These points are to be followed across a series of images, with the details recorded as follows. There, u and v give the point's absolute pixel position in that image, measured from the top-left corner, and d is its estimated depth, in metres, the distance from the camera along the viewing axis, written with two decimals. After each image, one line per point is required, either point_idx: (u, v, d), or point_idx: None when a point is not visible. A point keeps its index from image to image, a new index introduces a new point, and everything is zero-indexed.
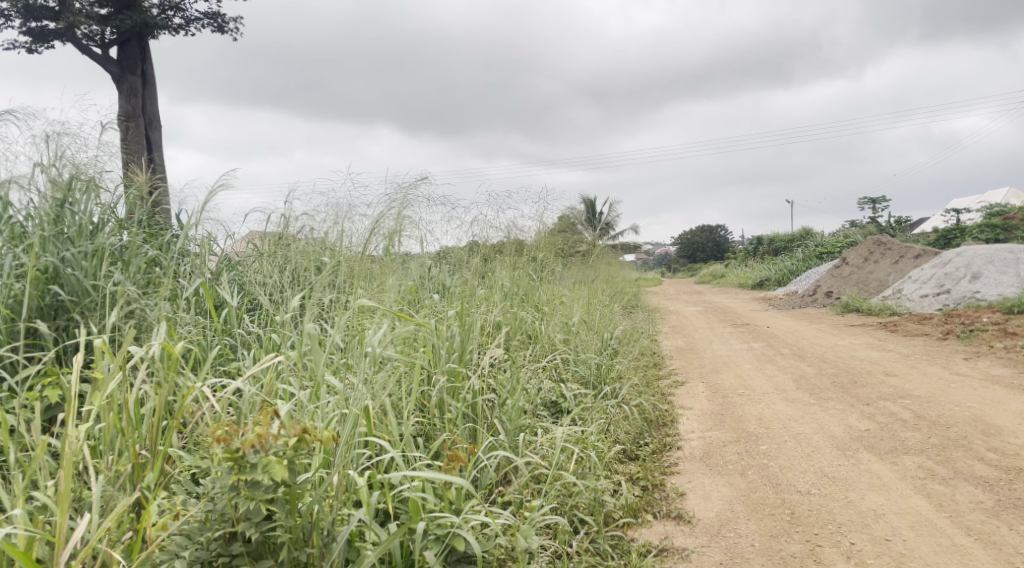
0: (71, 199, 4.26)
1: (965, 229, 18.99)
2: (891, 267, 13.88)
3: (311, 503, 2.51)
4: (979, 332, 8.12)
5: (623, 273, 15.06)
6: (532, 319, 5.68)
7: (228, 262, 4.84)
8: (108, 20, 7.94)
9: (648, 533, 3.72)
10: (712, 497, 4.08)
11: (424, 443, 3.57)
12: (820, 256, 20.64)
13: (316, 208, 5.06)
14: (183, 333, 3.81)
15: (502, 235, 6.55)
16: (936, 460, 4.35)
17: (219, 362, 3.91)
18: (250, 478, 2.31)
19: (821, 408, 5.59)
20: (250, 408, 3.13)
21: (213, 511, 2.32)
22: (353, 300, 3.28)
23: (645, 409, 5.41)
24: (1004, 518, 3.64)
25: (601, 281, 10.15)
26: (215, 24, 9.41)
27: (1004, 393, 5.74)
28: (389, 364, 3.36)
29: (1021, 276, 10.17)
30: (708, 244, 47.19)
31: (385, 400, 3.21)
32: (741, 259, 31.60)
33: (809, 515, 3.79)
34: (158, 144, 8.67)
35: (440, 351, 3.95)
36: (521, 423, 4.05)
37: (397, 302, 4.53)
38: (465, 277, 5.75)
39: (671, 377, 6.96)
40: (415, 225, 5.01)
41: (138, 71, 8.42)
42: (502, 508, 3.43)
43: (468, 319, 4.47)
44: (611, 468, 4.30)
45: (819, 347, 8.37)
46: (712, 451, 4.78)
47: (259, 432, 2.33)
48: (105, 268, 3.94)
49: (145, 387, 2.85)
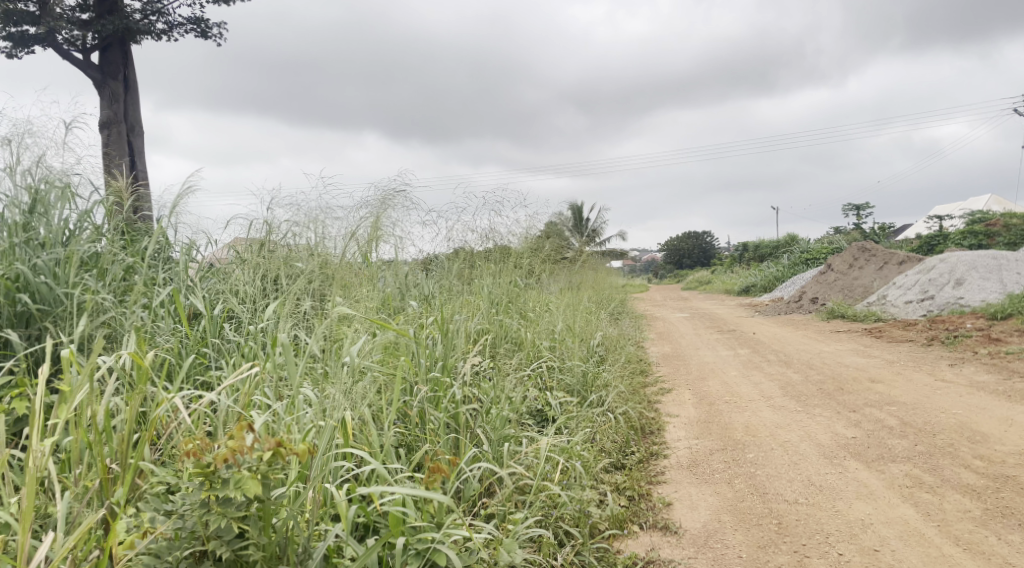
0: (42, 205, 4.16)
1: (947, 235, 19.11)
2: (876, 273, 13.93)
3: (286, 518, 2.43)
4: (963, 338, 8.14)
5: (609, 279, 15.05)
6: (517, 326, 5.63)
7: (208, 270, 4.76)
8: (89, 25, 7.83)
9: (635, 545, 3.66)
10: (699, 507, 4.03)
11: (405, 454, 3.50)
12: (805, 263, 20.75)
13: (297, 215, 4.99)
14: (157, 343, 3.73)
15: (486, 242, 6.50)
16: (923, 468, 4.32)
17: (195, 373, 3.83)
18: (222, 494, 2.25)
19: (807, 416, 5.57)
20: (225, 421, 3.05)
21: (183, 529, 2.24)
22: (331, 309, 3.23)
23: (631, 417, 5.36)
24: (992, 527, 3.61)
25: (588, 288, 10.11)
26: (198, 30, 9.32)
27: (989, 400, 5.75)
28: (367, 374, 3.28)
29: (1004, 283, 10.23)
30: (694, 251, 47.40)
31: (365, 411, 3.16)
32: (727, 265, 31.69)
33: (797, 524, 3.75)
34: (140, 150, 8.54)
35: (421, 360, 3.89)
36: (506, 433, 3.97)
37: (377, 310, 4.46)
38: (449, 286, 5.68)
39: (657, 384, 6.92)
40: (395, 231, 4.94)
41: (120, 77, 8.30)
42: (485, 522, 3.35)
43: (450, 326, 4.41)
44: (597, 477, 4.23)
45: (805, 353, 8.37)
46: (698, 459, 4.72)
47: (231, 446, 2.25)
48: (78, 276, 3.85)
49: (115, 399, 2.78)
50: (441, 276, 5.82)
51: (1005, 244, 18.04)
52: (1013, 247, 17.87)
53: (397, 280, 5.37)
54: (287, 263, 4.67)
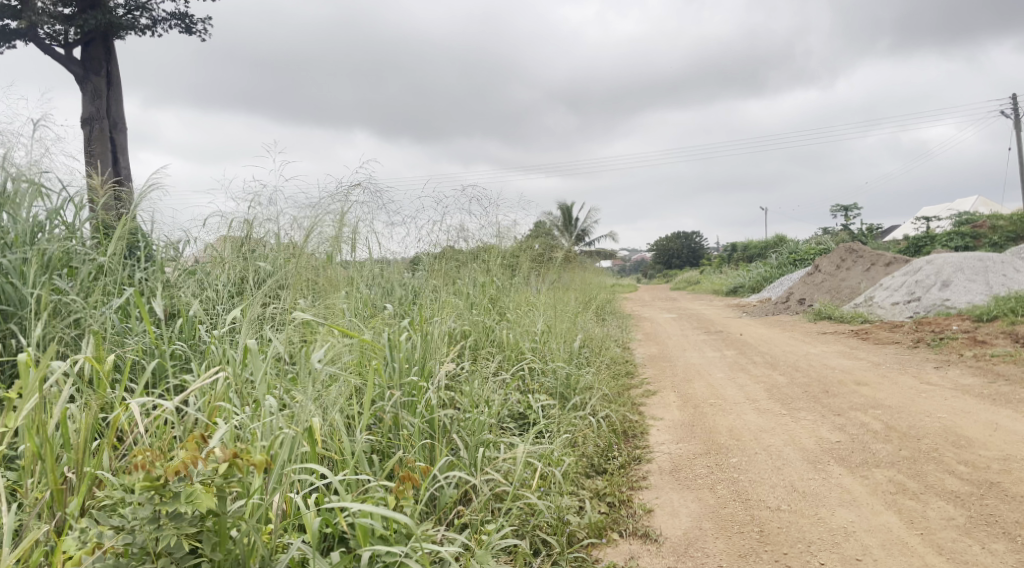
0: (9, 204, 4.03)
1: (933, 237, 19.12)
2: (863, 274, 13.93)
3: (244, 531, 2.39)
4: (949, 341, 8.12)
5: (597, 280, 14.98)
6: (498, 327, 5.56)
7: (183, 269, 4.67)
8: (71, 20, 7.68)
9: (613, 553, 3.59)
10: (680, 513, 3.96)
11: (378, 462, 3.44)
12: (794, 263, 20.77)
13: (277, 212, 4.89)
14: (124, 346, 3.65)
15: (469, 243, 6.40)
16: (907, 474, 4.27)
17: (165, 376, 3.75)
18: (173, 508, 2.23)
19: (791, 419, 5.51)
20: (190, 427, 2.98)
21: (133, 546, 2.18)
22: (292, 313, 3.21)
23: (613, 421, 5.29)
24: (976, 536, 3.55)
25: (574, 288, 10.03)
26: (182, 25, 9.18)
27: (974, 404, 5.71)
28: (337, 379, 3.22)
29: (990, 285, 10.24)
30: (684, 251, 47.45)
31: (336, 417, 3.11)
32: (715, 267, 31.56)
33: (778, 533, 3.68)
34: (124, 147, 8.37)
35: (394, 364, 3.82)
36: (484, 439, 3.88)
37: (352, 314, 4.38)
38: (430, 286, 5.58)
39: (642, 387, 6.85)
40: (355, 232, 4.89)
41: (103, 72, 8.15)
42: (458, 531, 3.29)
43: (426, 328, 4.32)
44: (577, 483, 4.15)
45: (791, 355, 8.33)
46: (681, 464, 4.66)
47: (184, 459, 2.23)
48: (44, 276, 3.76)
49: (73, 404, 2.71)
50: (423, 276, 5.72)
51: (991, 245, 18.13)
52: (998, 248, 17.94)
53: (375, 281, 5.28)
54: (260, 264, 4.58)
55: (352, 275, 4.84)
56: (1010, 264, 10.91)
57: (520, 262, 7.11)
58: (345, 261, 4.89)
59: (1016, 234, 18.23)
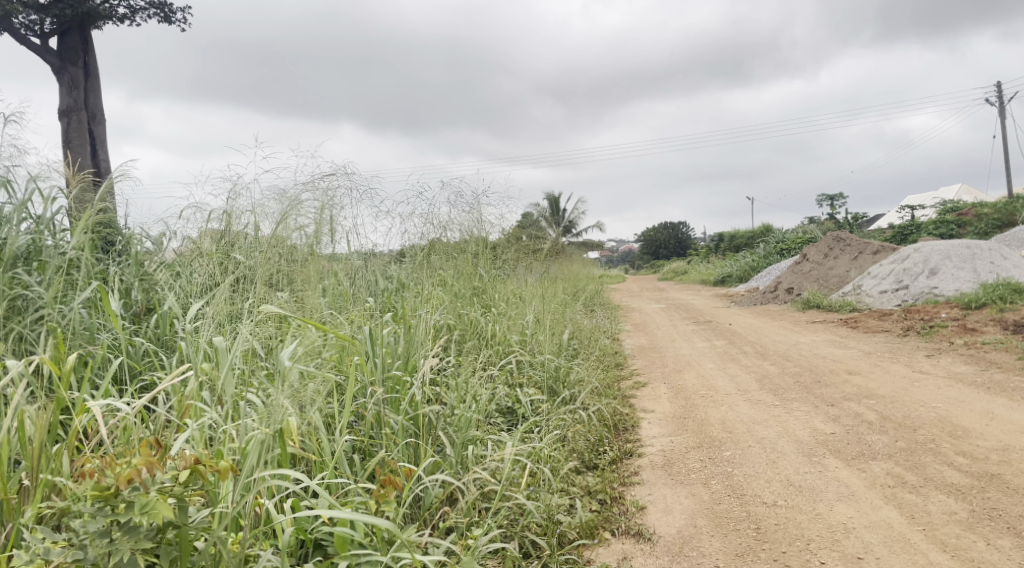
0: None
1: (919, 225, 19.14)
2: (851, 262, 13.83)
3: (210, 542, 2.24)
4: (939, 328, 8.04)
5: (586, 271, 14.91)
6: (484, 320, 5.42)
7: (156, 262, 4.50)
8: (47, 9, 7.36)
9: (606, 554, 3.44)
10: (673, 510, 3.83)
11: (359, 463, 3.30)
12: (782, 252, 20.71)
13: (255, 202, 4.69)
14: (93, 344, 3.50)
15: (457, 234, 6.20)
16: (905, 467, 4.15)
17: (132, 375, 3.61)
18: (126, 520, 2.07)
19: (784, 410, 5.38)
20: (159, 429, 2.85)
21: (84, 562, 2.03)
22: (260, 307, 3.01)
23: (604, 414, 5.15)
24: (980, 531, 3.44)
25: (562, 279, 9.90)
26: (161, 14, 8.94)
27: (968, 392, 5.62)
28: (313, 375, 3.05)
29: (978, 272, 10.18)
30: (672, 241, 47.22)
31: (314, 417, 2.97)
32: (702, 256, 31.34)
33: (776, 530, 3.55)
34: (102, 139, 8.12)
35: (377, 358, 3.66)
36: (471, 436, 3.74)
37: (329, 307, 4.22)
38: (413, 278, 5.41)
39: (632, 378, 6.71)
40: (334, 223, 4.69)
41: (79, 62, 7.87)
42: (443, 535, 3.15)
43: (410, 321, 4.16)
44: (568, 480, 4.01)
45: (781, 344, 8.22)
46: (673, 458, 4.52)
47: (137, 466, 2.08)
48: (6, 271, 3.58)
49: (27, 406, 2.56)
50: (408, 269, 5.55)
51: (976, 233, 18.21)
52: (983, 237, 17.97)
53: (356, 274, 5.09)
54: (231, 256, 4.40)
55: (332, 269, 4.66)
56: (997, 251, 10.88)
57: (507, 252, 6.94)
58: (324, 253, 4.70)
59: (1002, 222, 18.28)
